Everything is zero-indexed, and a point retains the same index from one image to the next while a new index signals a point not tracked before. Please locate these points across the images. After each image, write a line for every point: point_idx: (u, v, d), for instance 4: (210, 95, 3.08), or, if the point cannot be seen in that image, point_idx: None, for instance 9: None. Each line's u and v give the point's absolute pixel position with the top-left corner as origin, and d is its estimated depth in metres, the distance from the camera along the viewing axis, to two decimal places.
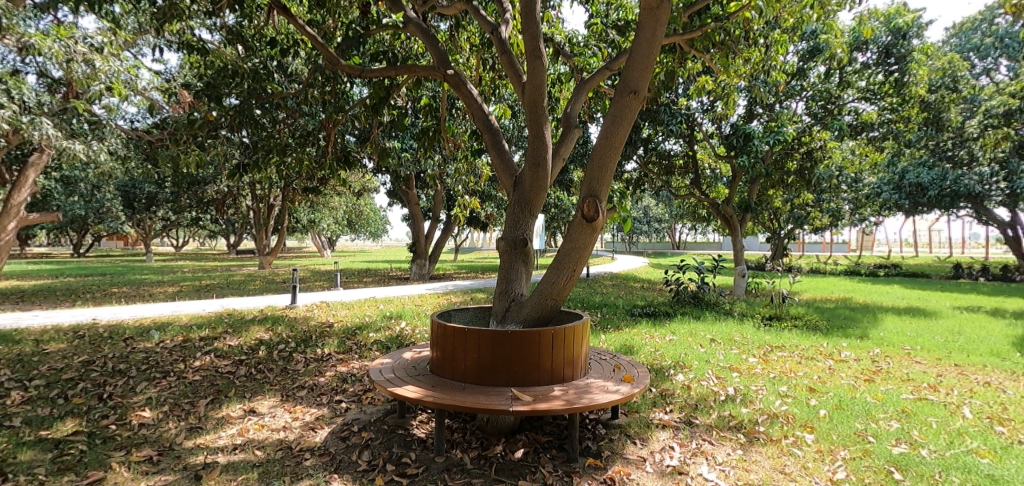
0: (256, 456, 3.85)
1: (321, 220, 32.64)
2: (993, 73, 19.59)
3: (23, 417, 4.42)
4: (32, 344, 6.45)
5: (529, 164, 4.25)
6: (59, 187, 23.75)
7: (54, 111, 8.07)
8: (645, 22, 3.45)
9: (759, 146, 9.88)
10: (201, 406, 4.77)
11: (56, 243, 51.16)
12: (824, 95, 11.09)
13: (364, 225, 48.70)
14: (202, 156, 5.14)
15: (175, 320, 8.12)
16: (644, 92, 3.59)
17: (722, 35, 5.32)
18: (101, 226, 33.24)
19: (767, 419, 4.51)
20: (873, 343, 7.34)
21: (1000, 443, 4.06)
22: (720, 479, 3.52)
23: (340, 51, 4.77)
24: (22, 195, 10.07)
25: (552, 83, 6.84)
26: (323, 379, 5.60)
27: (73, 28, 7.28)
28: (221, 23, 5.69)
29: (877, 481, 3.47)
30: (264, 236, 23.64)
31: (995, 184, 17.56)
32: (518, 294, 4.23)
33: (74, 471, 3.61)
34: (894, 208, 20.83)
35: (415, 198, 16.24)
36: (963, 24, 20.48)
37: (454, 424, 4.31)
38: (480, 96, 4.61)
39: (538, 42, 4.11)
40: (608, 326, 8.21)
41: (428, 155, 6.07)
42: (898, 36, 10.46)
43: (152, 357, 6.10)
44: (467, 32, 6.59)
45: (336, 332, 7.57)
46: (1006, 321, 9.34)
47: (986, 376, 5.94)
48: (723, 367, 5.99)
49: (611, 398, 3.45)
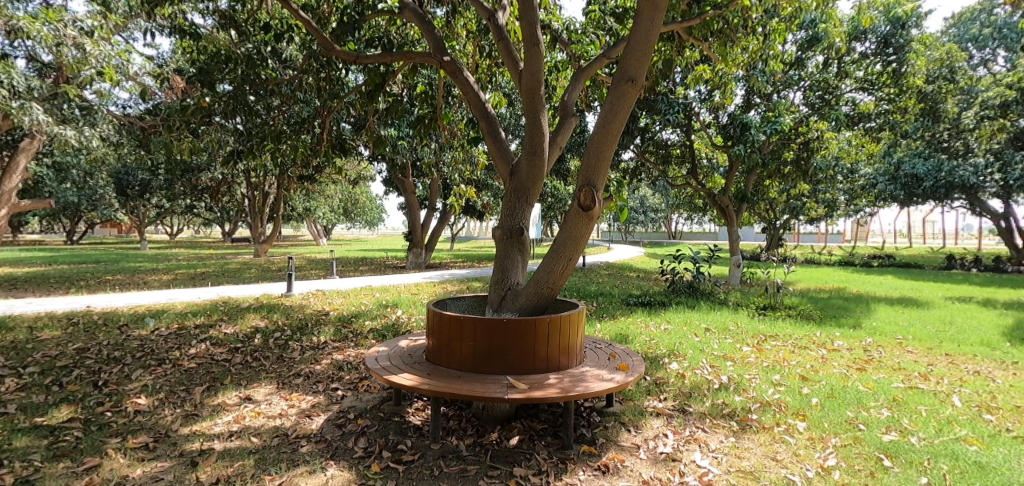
0: (252, 443, 3.87)
1: (317, 208, 32.51)
2: (990, 64, 19.59)
3: (18, 404, 4.42)
4: (26, 331, 6.44)
5: (526, 152, 4.22)
6: (51, 174, 23.57)
7: (45, 96, 7.97)
8: (644, 10, 3.42)
9: (756, 136, 9.87)
10: (197, 393, 4.77)
11: (49, 231, 50.99)
12: (822, 85, 11.03)
13: (359, 214, 48.41)
14: (196, 143, 5.08)
15: (170, 308, 8.11)
16: (642, 81, 3.56)
17: (721, 23, 5.32)
18: (94, 213, 33.04)
19: (760, 407, 4.56)
20: (866, 333, 7.40)
21: (987, 431, 4.11)
22: (713, 466, 3.56)
23: (335, 37, 4.70)
24: (13, 181, 9.97)
25: (549, 71, 6.81)
26: (319, 366, 5.62)
27: (61, 12, 7.19)
28: (214, 7, 5.62)
29: (867, 468, 3.52)
30: (260, 224, 23.54)
31: (989, 175, 17.59)
32: (514, 283, 4.24)
33: (70, 457, 3.62)
34: (890, 199, 20.87)
35: (411, 187, 16.16)
36: (963, 14, 20.38)
37: (450, 411, 4.33)
38: (477, 84, 4.56)
39: (536, 29, 4.06)
40: (603, 316, 8.25)
41: (424, 143, 6.02)
42: (898, 25, 10.38)
43: (148, 345, 6.09)
44: (464, 18, 6.44)
45: (332, 320, 7.60)
46: (997, 312, 9.43)
47: (976, 366, 6.00)
48: (717, 356, 6.04)
49: (606, 386, 3.47)
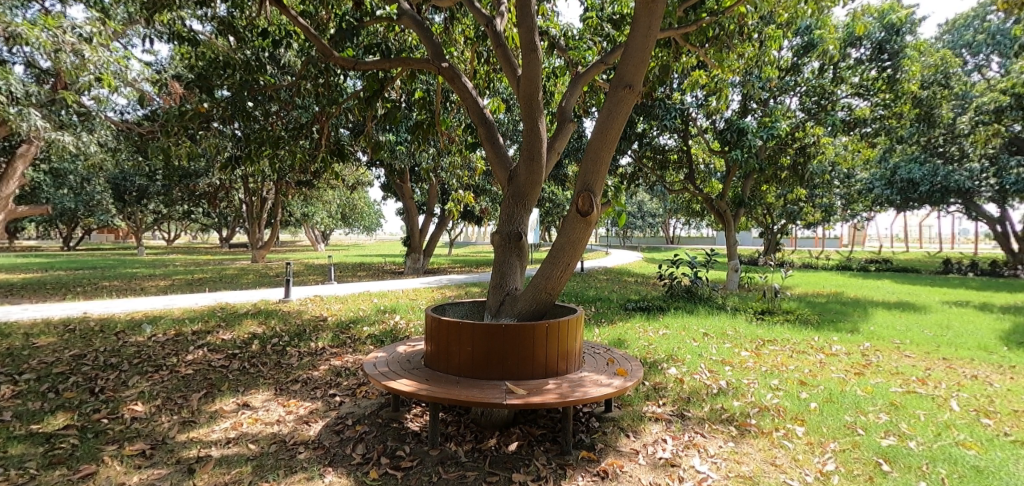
0: (250, 450, 3.85)
1: (315, 214, 32.49)
2: (985, 70, 19.81)
3: (14, 411, 4.39)
4: (22, 338, 6.40)
5: (524, 157, 4.23)
6: (47, 179, 23.57)
7: (42, 102, 7.95)
8: (641, 16, 3.43)
9: (752, 141, 9.89)
10: (194, 399, 4.75)
11: (45, 237, 50.98)
12: (818, 91, 11.12)
13: (357, 220, 48.30)
14: (193, 148, 5.06)
15: (167, 314, 8.08)
16: (639, 87, 3.59)
17: (716, 29, 5.39)
18: (90, 219, 32.99)
19: (759, 411, 4.56)
20: (864, 337, 7.42)
21: (986, 435, 4.12)
22: (713, 471, 3.56)
23: (334, 44, 4.73)
24: (10, 187, 9.91)
25: (546, 77, 6.91)
26: (317, 373, 5.60)
27: (60, 18, 7.15)
28: (212, 13, 5.64)
29: (866, 472, 3.52)
30: (257, 230, 23.40)
31: (984, 180, 17.70)
32: (512, 288, 4.24)
33: (66, 465, 3.60)
34: (886, 204, 20.96)
35: (410, 192, 16.19)
36: (957, 20, 20.57)
37: (449, 417, 4.31)
38: (475, 90, 4.58)
39: (533, 35, 4.08)
40: (602, 321, 8.25)
41: (423, 148, 6.06)
42: (892, 31, 10.51)
43: (145, 351, 6.06)
44: (461, 24, 6.48)
45: (330, 326, 7.57)
46: (993, 315, 9.46)
47: (974, 370, 6.01)
48: (716, 361, 6.03)
49: (605, 391, 3.47)
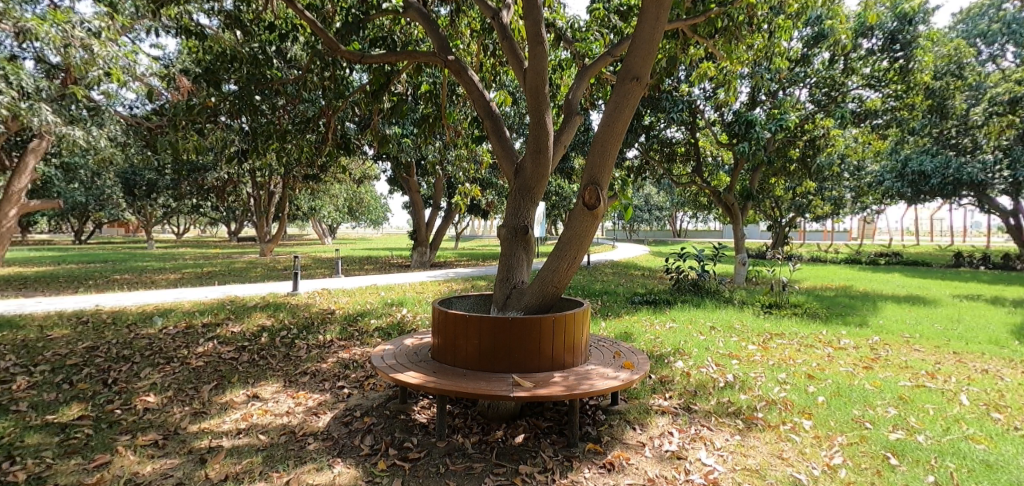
0: (260, 440, 3.90)
1: (322, 207, 32.63)
2: (999, 60, 19.39)
3: (29, 402, 4.47)
4: (36, 330, 6.49)
5: (530, 151, 4.22)
6: (59, 173, 23.86)
7: (52, 97, 8.04)
8: (649, 8, 3.41)
9: (760, 134, 9.77)
10: (205, 391, 4.82)
11: (56, 231, 51.97)
12: (828, 82, 10.96)
13: (363, 213, 48.41)
14: (201, 142, 5.09)
15: (177, 307, 8.17)
16: (646, 79, 3.56)
17: (726, 20, 5.28)
18: (101, 213, 33.30)
19: (766, 405, 4.55)
20: (873, 331, 7.36)
21: (995, 429, 4.09)
22: (719, 464, 3.56)
23: (340, 37, 4.71)
24: (22, 182, 10.02)
25: (553, 69, 6.82)
26: (325, 365, 5.65)
27: (69, 13, 7.25)
28: (219, 7, 5.64)
29: (873, 466, 3.52)
30: (265, 224, 23.52)
31: (998, 172, 17.31)
32: (518, 282, 4.25)
33: (81, 454, 3.66)
34: (896, 196, 20.70)
35: (416, 186, 16.22)
36: (971, 9, 20.21)
37: (456, 410, 4.36)
38: (481, 82, 4.56)
39: (540, 27, 4.06)
40: (608, 314, 8.26)
41: (429, 141, 6.03)
42: (905, 21, 10.16)
43: (156, 343, 6.15)
44: (468, 17, 6.51)
45: (338, 319, 7.65)
46: (1005, 310, 9.32)
47: (984, 364, 5.96)
48: (723, 354, 6.03)
49: (612, 384, 3.47)
